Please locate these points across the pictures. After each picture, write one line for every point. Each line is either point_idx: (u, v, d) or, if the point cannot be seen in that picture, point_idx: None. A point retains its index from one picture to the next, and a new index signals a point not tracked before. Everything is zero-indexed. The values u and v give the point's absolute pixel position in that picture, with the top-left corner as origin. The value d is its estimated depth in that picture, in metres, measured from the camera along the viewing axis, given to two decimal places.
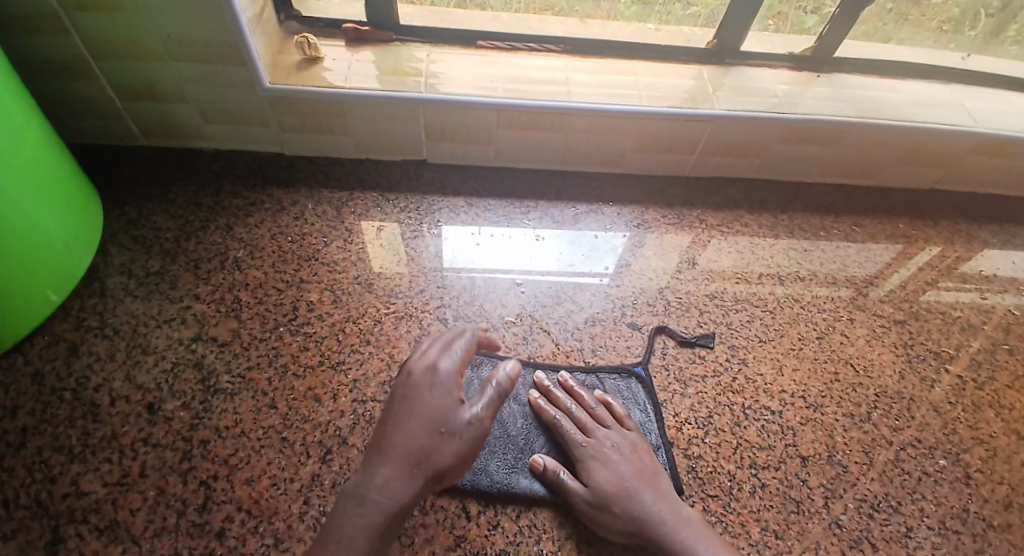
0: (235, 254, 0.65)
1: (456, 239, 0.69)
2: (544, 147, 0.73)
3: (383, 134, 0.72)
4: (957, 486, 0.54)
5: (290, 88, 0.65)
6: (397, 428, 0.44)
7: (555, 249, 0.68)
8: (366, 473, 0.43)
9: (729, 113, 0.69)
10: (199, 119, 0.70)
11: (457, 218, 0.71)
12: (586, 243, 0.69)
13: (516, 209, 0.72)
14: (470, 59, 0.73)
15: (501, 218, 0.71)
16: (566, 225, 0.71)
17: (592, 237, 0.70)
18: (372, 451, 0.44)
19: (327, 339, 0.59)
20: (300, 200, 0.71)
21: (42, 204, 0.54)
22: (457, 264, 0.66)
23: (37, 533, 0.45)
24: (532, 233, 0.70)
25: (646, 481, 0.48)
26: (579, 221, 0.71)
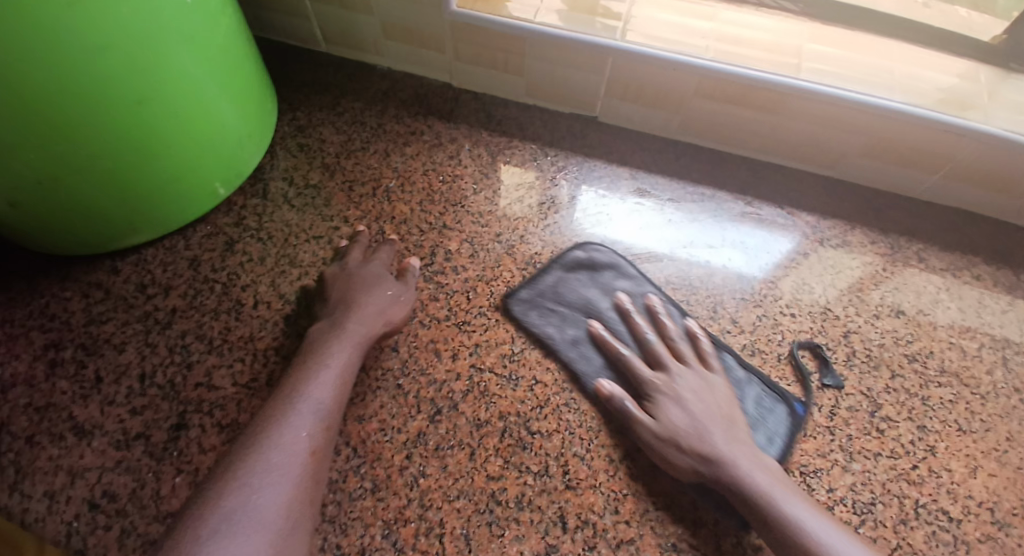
0: (387, 184, 0.64)
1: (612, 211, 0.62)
2: (741, 128, 0.62)
3: (560, 80, 0.65)
4: None
5: (475, 15, 0.60)
6: (365, 310, 0.51)
7: (721, 256, 0.58)
8: (329, 328, 0.50)
9: (1006, 133, 0.52)
10: (380, 35, 0.68)
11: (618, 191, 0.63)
12: (758, 254, 0.58)
13: (685, 194, 0.63)
14: (681, 9, 0.62)
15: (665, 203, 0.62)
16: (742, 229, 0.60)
17: (768, 253, 0.59)
18: (337, 322, 0.50)
19: (457, 294, 0.56)
20: (458, 138, 0.67)
21: (226, 96, 0.56)
22: (608, 243, 0.59)
23: (166, 412, 0.51)
24: (697, 229, 0.60)
25: (684, 409, 0.45)
26: (761, 225, 0.61)
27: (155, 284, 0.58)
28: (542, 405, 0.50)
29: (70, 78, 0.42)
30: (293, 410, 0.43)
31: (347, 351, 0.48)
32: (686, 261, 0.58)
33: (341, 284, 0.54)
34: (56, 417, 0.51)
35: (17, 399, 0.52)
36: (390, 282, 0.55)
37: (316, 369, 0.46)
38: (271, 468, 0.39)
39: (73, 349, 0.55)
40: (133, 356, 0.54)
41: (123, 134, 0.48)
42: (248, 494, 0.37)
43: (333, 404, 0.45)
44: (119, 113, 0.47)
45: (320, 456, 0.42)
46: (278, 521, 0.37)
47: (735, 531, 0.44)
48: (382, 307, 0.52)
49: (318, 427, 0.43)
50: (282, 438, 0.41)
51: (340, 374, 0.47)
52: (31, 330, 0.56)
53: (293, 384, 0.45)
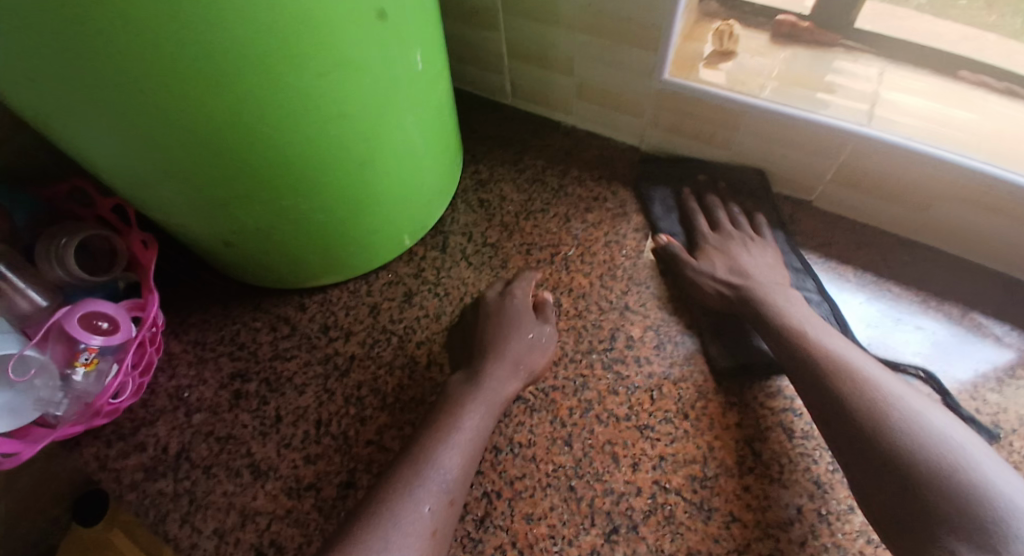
0: (566, 252, 0.61)
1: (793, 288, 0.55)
2: (991, 236, 0.54)
3: (775, 159, 0.59)
4: None
5: (696, 85, 0.56)
6: (505, 361, 0.50)
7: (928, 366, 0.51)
8: (466, 382, 0.49)
9: None
10: (573, 95, 0.65)
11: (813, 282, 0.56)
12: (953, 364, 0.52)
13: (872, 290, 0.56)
14: (933, 95, 0.55)
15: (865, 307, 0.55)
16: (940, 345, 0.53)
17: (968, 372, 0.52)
18: (484, 386, 0.48)
19: (639, 390, 0.51)
20: (645, 209, 0.62)
21: (424, 157, 0.55)
22: None
23: (336, 466, 0.50)
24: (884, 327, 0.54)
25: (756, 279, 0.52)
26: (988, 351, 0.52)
27: (336, 327, 0.59)
28: (739, 548, 0.43)
29: (310, 140, 0.42)
30: (419, 480, 0.41)
31: (478, 417, 0.46)
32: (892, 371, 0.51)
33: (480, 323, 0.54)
34: (235, 451, 0.52)
35: (201, 425, 0.54)
36: (528, 322, 0.53)
37: (448, 433, 0.44)
38: (392, 543, 0.37)
39: (255, 382, 0.56)
40: (311, 400, 0.54)
41: (332, 190, 0.48)
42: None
43: (458, 477, 0.42)
44: (338, 171, 0.47)
45: (438, 536, 0.40)
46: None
47: None
48: (524, 358, 0.51)
49: (438, 501, 0.41)
50: (404, 514, 0.39)
51: (470, 442, 0.45)
52: (219, 356, 0.59)
53: (422, 450, 0.43)
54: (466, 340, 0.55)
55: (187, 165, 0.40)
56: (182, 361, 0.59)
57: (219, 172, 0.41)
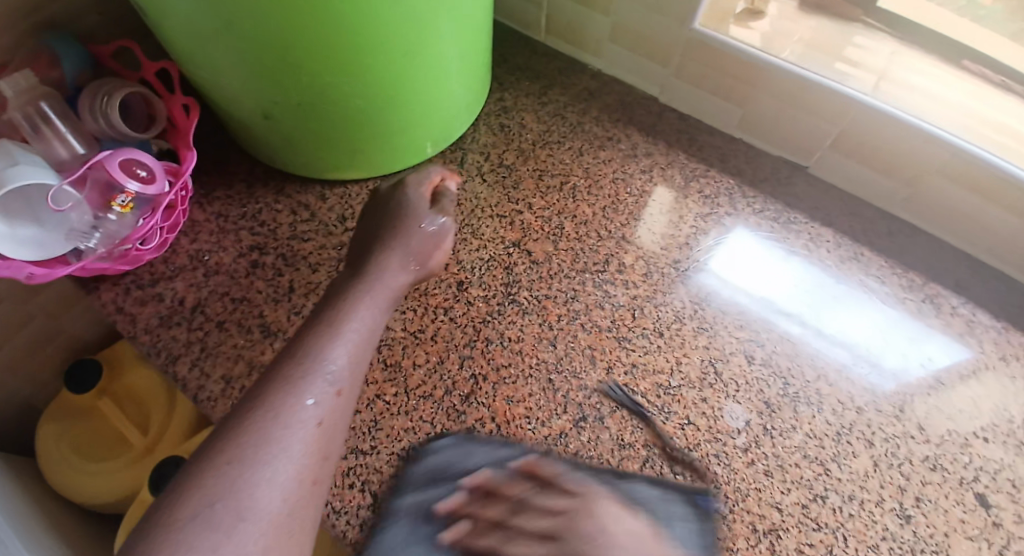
0: (576, 182, 0.65)
1: (742, 251, 0.59)
2: (968, 218, 0.56)
3: (784, 122, 0.62)
4: None
5: (724, 39, 0.59)
6: (395, 254, 0.51)
7: (893, 367, 0.52)
8: (353, 281, 0.48)
9: None
10: (607, 36, 0.68)
11: (800, 261, 0.59)
12: (888, 332, 0.54)
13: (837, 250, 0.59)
14: (941, 78, 0.57)
15: (852, 290, 0.57)
16: (892, 303, 0.56)
17: (914, 349, 0.54)
18: (377, 294, 0.48)
19: (623, 309, 0.56)
20: (654, 154, 0.66)
21: (459, 66, 0.58)
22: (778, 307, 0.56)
23: None
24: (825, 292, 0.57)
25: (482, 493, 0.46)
26: (947, 329, 0.55)
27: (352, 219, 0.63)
28: (692, 449, 0.48)
29: (365, 22, 0.45)
30: (304, 376, 0.39)
31: (366, 309, 0.46)
32: (865, 370, 0.52)
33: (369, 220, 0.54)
34: (248, 311, 0.57)
35: (217, 286, 0.59)
36: (428, 214, 0.54)
37: (336, 329, 0.43)
38: (272, 443, 0.35)
39: (273, 256, 0.61)
40: (323, 277, 0.59)
41: (370, 75, 0.51)
42: (237, 470, 0.33)
43: (348, 368, 0.41)
44: (385, 59, 0.50)
45: (328, 426, 0.38)
46: (280, 502, 0.33)
47: None
48: (419, 254, 0.53)
49: (326, 393, 0.39)
50: (296, 416, 0.37)
51: (359, 337, 0.44)
52: (240, 229, 0.63)
53: (313, 342, 0.41)
54: (365, 237, 0.53)
55: (247, 27, 0.42)
56: (204, 229, 0.63)
57: (279, 36, 0.44)
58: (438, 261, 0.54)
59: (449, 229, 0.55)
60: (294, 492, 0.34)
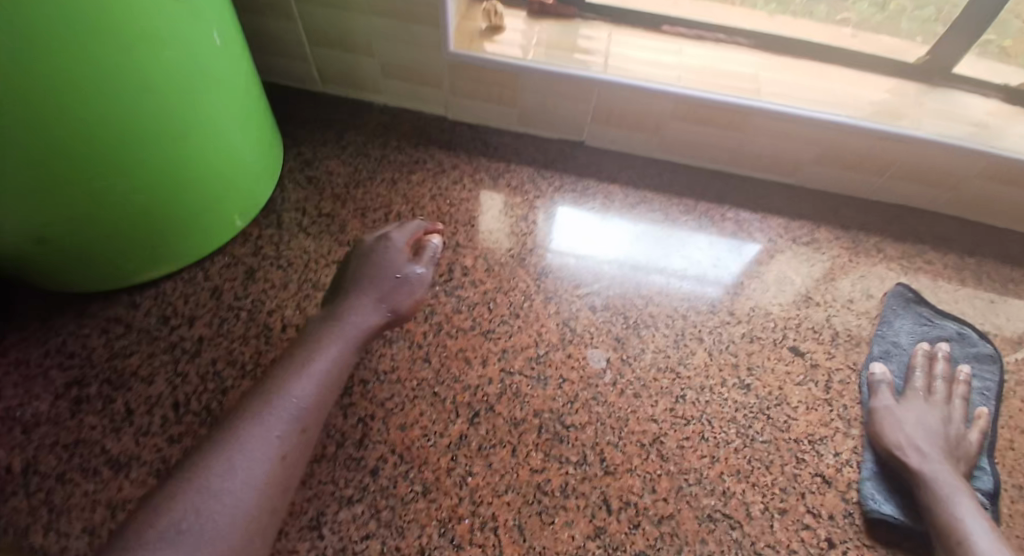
0: (399, 209, 0.68)
1: (565, 223, 0.67)
2: (709, 145, 0.70)
3: (550, 110, 0.72)
4: None
5: (477, 55, 0.67)
6: (370, 297, 0.50)
7: (710, 276, 0.63)
8: (326, 319, 0.48)
9: (934, 138, 0.62)
10: (380, 74, 0.73)
11: (616, 218, 0.68)
12: (690, 244, 0.66)
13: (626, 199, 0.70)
14: (651, 46, 0.71)
15: (651, 224, 0.68)
16: (681, 221, 0.68)
17: (713, 250, 0.66)
18: (353, 297, 0.50)
19: (478, 306, 0.60)
20: (460, 164, 0.72)
21: (241, 136, 0.58)
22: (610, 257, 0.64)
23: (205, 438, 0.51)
24: (637, 231, 0.67)
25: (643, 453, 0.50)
26: (725, 233, 0.67)
27: (176, 315, 0.59)
28: (573, 400, 0.53)
29: (114, 116, 0.43)
30: (269, 406, 0.40)
31: (331, 351, 0.45)
32: (689, 285, 0.62)
33: (365, 261, 0.53)
34: (88, 452, 0.50)
35: (43, 437, 0.50)
36: (399, 264, 0.54)
37: (302, 365, 0.43)
38: (237, 469, 0.36)
39: (96, 385, 0.54)
40: (163, 387, 0.54)
41: (146, 169, 0.48)
42: (184, 514, 0.33)
43: (314, 402, 0.42)
44: (155, 151, 0.48)
45: (290, 460, 0.39)
46: (244, 504, 0.35)
47: (760, 497, 0.48)
48: (388, 293, 0.51)
49: (290, 430, 0.40)
50: (263, 422, 0.39)
51: (328, 372, 0.44)
52: (47, 368, 0.55)
53: (279, 378, 0.42)
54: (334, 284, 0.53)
55: (4, 164, 0.40)
56: (5, 383, 0.53)
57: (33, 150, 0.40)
58: (405, 302, 0.52)
59: (420, 280, 0.54)
60: (250, 504, 0.35)
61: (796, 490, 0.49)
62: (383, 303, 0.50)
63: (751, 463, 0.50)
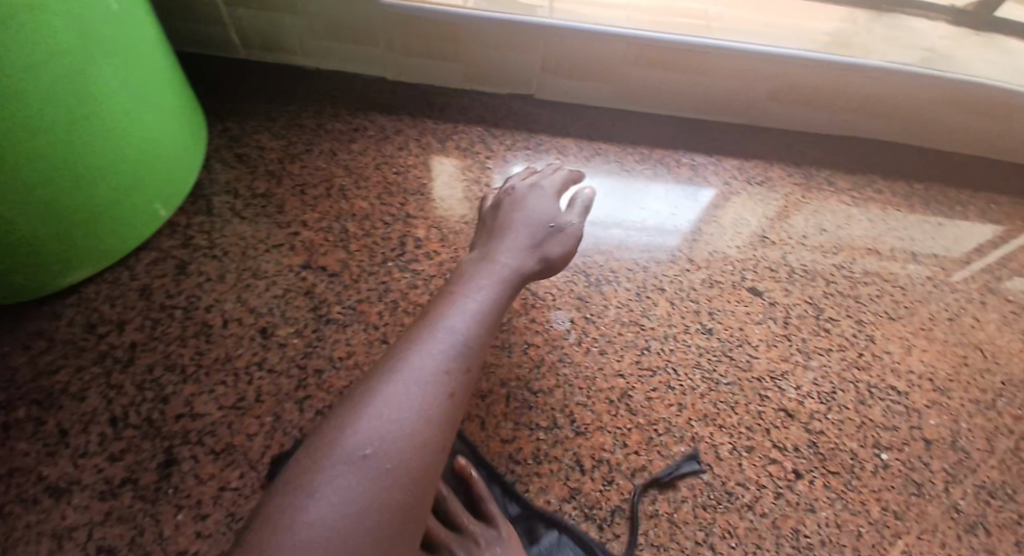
0: (341, 182, 0.63)
1: None
2: (664, 90, 0.68)
3: (495, 63, 0.68)
4: None
5: (410, 6, 0.62)
6: (521, 232, 0.50)
7: (670, 227, 0.62)
8: (482, 258, 0.47)
9: (881, 65, 0.62)
10: (306, 33, 0.67)
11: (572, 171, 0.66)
12: (653, 193, 0.65)
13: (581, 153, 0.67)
14: None
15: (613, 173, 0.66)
16: (639, 169, 0.66)
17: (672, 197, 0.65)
18: (479, 249, 0.49)
19: (437, 278, 0.56)
20: (402, 128, 0.67)
21: (158, 114, 0.53)
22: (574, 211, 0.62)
23: (149, 452, 0.46)
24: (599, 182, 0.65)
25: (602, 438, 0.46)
26: (681, 180, 0.66)
27: (104, 322, 0.52)
28: (540, 365, 0.51)
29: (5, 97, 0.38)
30: (428, 336, 0.38)
31: (492, 290, 0.43)
32: (648, 236, 0.61)
33: (489, 215, 0.53)
34: (24, 482, 0.44)
35: None
36: (545, 212, 0.52)
37: (454, 302, 0.41)
38: (384, 394, 0.34)
39: (23, 408, 0.47)
40: (97, 402, 0.48)
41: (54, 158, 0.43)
42: (357, 437, 0.31)
43: (475, 333, 0.39)
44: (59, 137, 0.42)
45: (458, 398, 0.36)
46: (417, 431, 0.33)
47: (728, 437, 0.48)
48: (535, 239, 0.50)
49: (454, 363, 0.37)
50: (412, 359, 0.36)
51: (481, 306, 0.42)
52: None
53: (434, 315, 0.40)
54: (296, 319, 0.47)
55: None
56: None
57: None
58: (557, 250, 0.50)
59: (571, 231, 0.52)
60: (426, 432, 0.33)
61: (761, 428, 0.49)
62: (536, 251, 0.49)
63: (717, 406, 0.50)
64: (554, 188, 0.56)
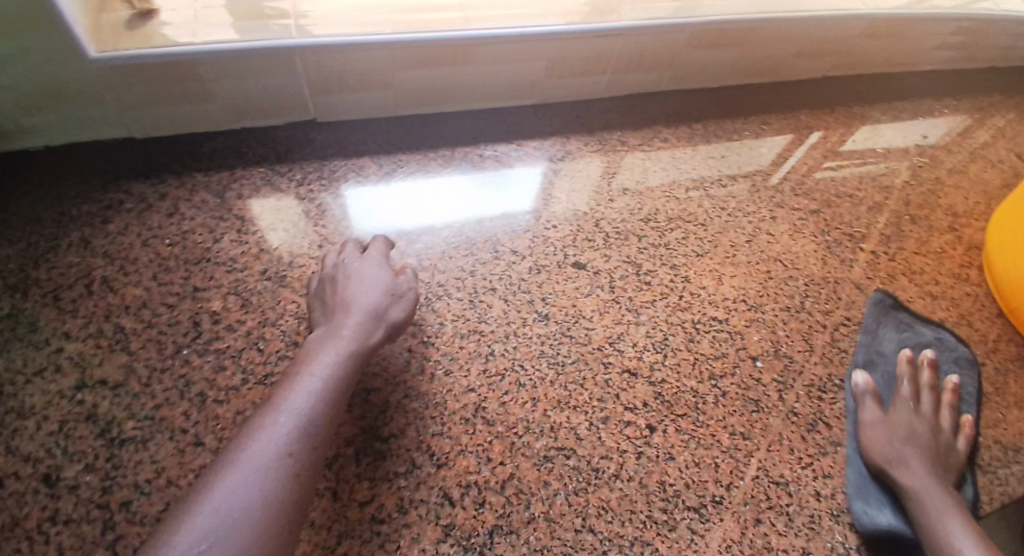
0: (103, 273, 0.54)
1: (364, 199, 0.60)
2: (448, 86, 0.64)
3: (257, 94, 0.59)
4: (889, 354, 0.56)
5: (129, 52, 0.52)
6: (365, 300, 0.47)
7: (508, 209, 0.62)
8: (326, 331, 0.45)
9: (637, 24, 0.64)
10: (15, 113, 0.54)
11: (415, 177, 0.63)
12: (488, 185, 0.64)
13: (408, 166, 0.63)
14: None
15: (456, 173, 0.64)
16: (462, 166, 0.64)
17: (497, 187, 0.64)
18: (325, 322, 0.46)
19: (246, 352, 0.51)
20: (170, 192, 0.58)
21: None
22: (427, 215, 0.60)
23: None
24: (445, 183, 0.63)
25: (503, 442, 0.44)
26: (487, 171, 0.65)
27: None
28: (384, 409, 0.48)
29: None
30: (269, 421, 0.37)
31: (337, 357, 0.42)
32: (466, 233, 0.59)
33: (322, 289, 0.50)
34: None
35: None
36: (385, 279, 0.50)
37: (297, 378, 0.40)
38: (218, 489, 0.32)
39: None
40: None
41: None
42: (192, 543, 0.30)
43: (324, 411, 0.39)
44: None
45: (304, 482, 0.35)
46: (256, 525, 0.32)
47: (583, 416, 0.49)
48: (381, 305, 0.48)
49: (301, 446, 0.36)
50: (249, 450, 0.35)
51: (329, 379, 0.41)
52: None
53: (277, 395, 0.39)
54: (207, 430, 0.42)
55: None
56: None
57: None
58: (401, 315, 0.48)
59: (412, 296, 0.51)
60: (263, 527, 0.32)
61: (611, 395, 0.51)
62: (381, 319, 0.47)
63: (568, 388, 0.51)
64: (382, 254, 0.53)
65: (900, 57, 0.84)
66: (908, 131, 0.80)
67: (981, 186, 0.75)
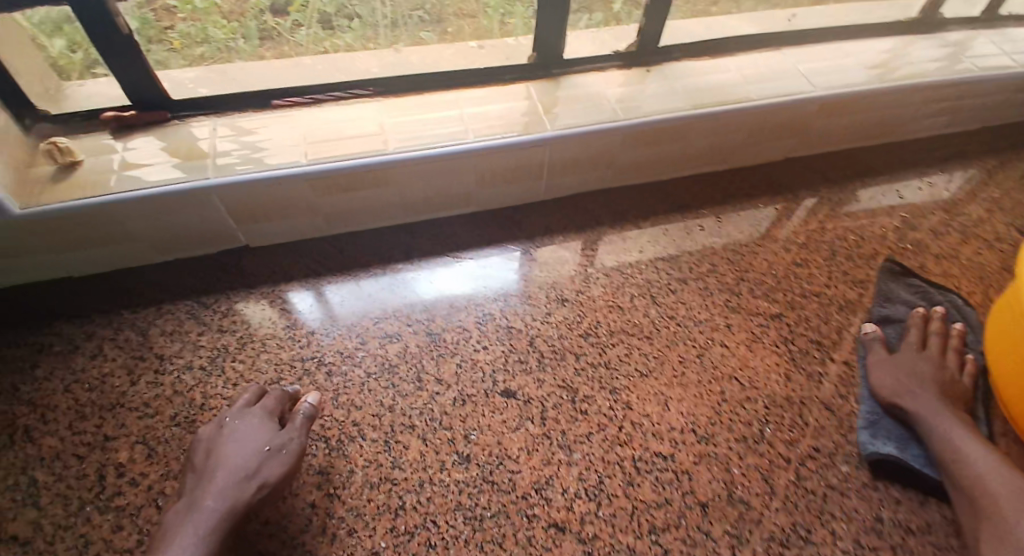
0: (24, 422, 0.52)
1: (347, 299, 0.62)
2: (373, 206, 0.65)
3: (181, 230, 0.60)
4: (866, 495, 0.49)
5: (48, 206, 0.53)
6: (228, 465, 0.44)
7: (483, 298, 0.62)
8: (182, 508, 0.42)
9: (562, 132, 0.63)
10: None
11: (401, 274, 0.64)
12: (469, 276, 0.65)
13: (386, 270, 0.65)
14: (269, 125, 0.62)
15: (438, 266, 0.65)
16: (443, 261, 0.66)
17: (478, 278, 0.64)
18: (187, 496, 0.43)
19: (145, 509, 0.47)
20: (96, 332, 0.58)
21: None
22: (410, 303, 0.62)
23: None
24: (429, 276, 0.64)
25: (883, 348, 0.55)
26: (470, 262, 0.66)
27: None
28: None
29: None
30: None
31: (194, 544, 0.39)
32: (393, 356, 0.57)
33: (196, 447, 0.47)
34: None
35: None
36: (266, 434, 0.47)
37: None
38: None
39: None
40: None
41: None
42: None
43: None
44: None
45: None
46: None
47: None
48: (253, 465, 0.45)
49: None
50: None
51: None
52: None
53: None
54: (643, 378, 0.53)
55: None
56: None
57: None
58: (275, 471, 0.45)
59: (292, 448, 0.47)
60: None
61: None
62: (250, 482, 0.44)
63: (484, 549, 0.45)
64: (266, 407, 0.49)
65: (869, 131, 0.80)
66: (883, 208, 0.75)
67: (972, 270, 0.68)
